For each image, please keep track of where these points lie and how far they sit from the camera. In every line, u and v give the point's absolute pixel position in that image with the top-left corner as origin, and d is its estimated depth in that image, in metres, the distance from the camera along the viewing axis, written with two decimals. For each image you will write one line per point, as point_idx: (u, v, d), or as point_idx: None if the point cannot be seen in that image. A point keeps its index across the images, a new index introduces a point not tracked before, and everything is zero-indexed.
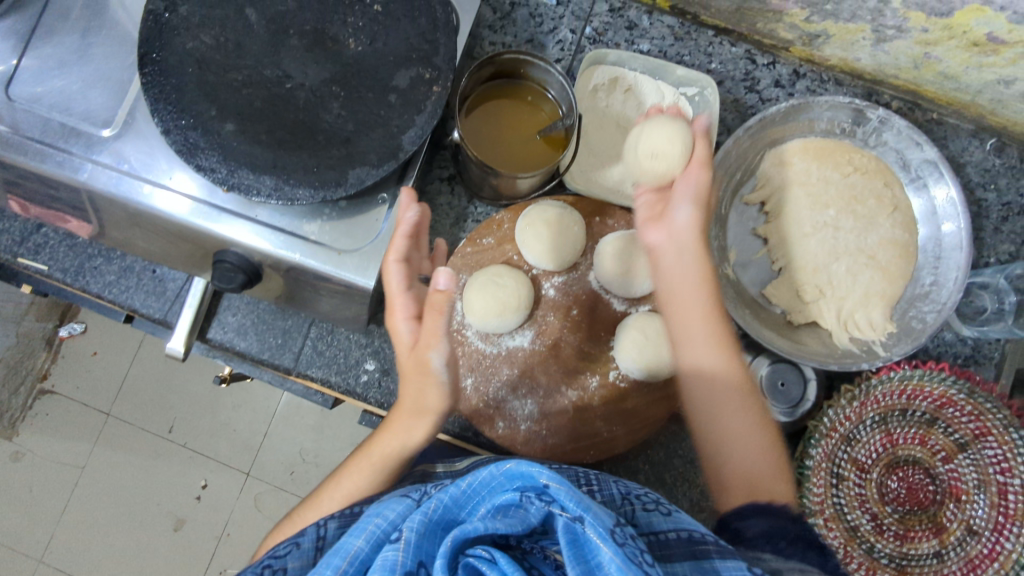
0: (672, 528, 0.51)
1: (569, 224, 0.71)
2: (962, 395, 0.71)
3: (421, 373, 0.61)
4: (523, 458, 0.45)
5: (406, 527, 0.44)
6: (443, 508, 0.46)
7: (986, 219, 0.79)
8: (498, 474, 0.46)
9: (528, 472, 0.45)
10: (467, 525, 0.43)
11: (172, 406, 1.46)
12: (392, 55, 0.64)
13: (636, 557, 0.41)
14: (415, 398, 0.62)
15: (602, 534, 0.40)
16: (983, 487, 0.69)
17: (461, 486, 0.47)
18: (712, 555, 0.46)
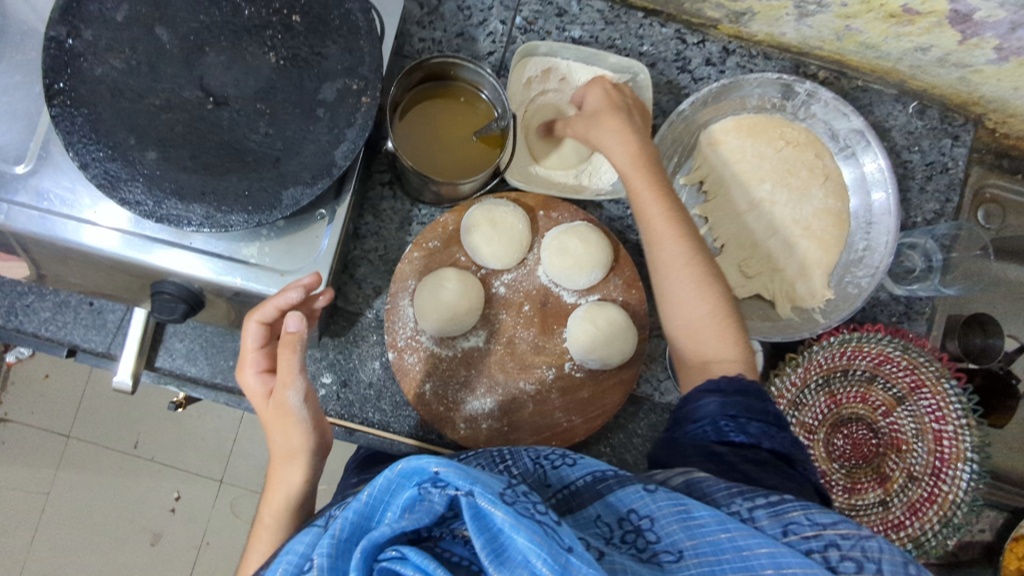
0: (580, 475, 0.51)
1: (509, 220, 0.71)
2: (898, 352, 0.75)
3: (279, 417, 0.59)
4: (411, 453, 0.41)
5: (315, 560, 0.39)
6: (349, 527, 0.42)
7: (911, 180, 0.82)
8: (389, 474, 0.42)
9: (418, 466, 0.41)
10: (374, 534, 0.40)
11: (132, 422, 1.42)
12: (316, 67, 0.63)
13: (530, 511, 0.39)
14: (280, 447, 0.59)
15: (493, 500, 0.39)
16: (920, 435, 0.75)
17: (361, 500, 0.42)
18: (614, 488, 0.49)
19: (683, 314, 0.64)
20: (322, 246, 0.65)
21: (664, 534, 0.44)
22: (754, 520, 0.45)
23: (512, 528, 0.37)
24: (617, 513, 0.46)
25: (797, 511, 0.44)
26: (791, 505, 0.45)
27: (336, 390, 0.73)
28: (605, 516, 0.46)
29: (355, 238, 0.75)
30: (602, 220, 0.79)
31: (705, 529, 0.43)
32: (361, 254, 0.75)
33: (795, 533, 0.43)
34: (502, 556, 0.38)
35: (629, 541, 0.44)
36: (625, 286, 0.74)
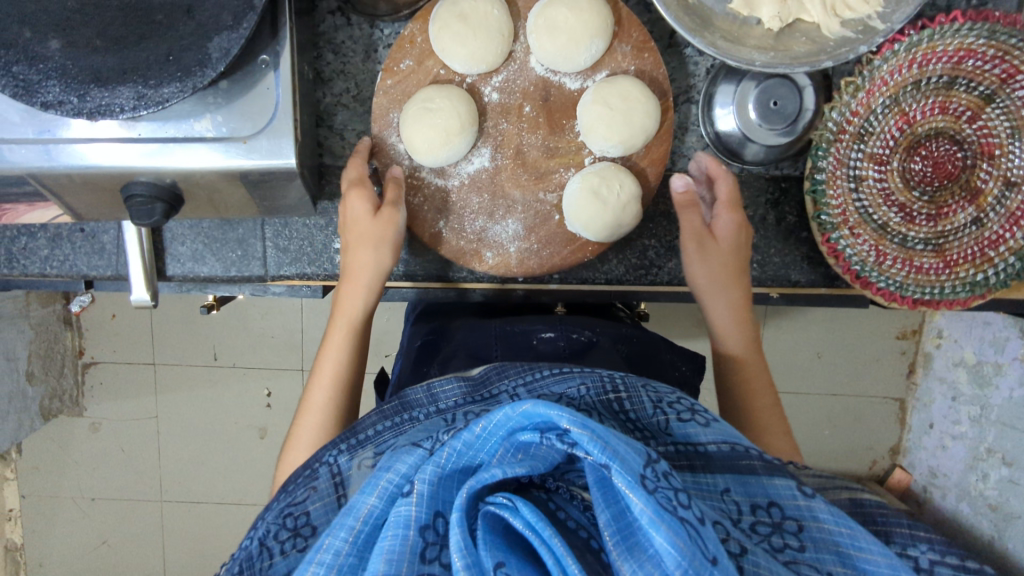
0: (713, 440, 0.45)
1: (487, 13, 0.60)
2: (982, 41, 0.63)
3: (377, 237, 0.61)
4: (541, 400, 0.39)
5: (419, 485, 0.40)
6: (457, 457, 0.41)
7: None
8: (512, 413, 0.40)
9: (547, 415, 0.39)
10: (485, 475, 0.39)
11: (205, 338, 1.47)
12: None
13: (671, 504, 0.36)
14: (364, 267, 0.62)
15: (632, 483, 0.36)
16: (1017, 132, 0.63)
17: (474, 431, 0.41)
18: (758, 471, 0.43)
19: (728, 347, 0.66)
20: (278, 99, 0.56)
21: (810, 545, 0.41)
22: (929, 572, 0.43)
23: (650, 521, 0.35)
24: (752, 496, 0.43)
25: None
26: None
27: None
28: (736, 493, 0.43)
29: (321, 83, 0.66)
30: None
31: (870, 565, 0.40)
32: (333, 101, 0.66)
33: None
34: (631, 545, 0.37)
35: (761, 534, 0.42)
36: (636, 48, 0.63)
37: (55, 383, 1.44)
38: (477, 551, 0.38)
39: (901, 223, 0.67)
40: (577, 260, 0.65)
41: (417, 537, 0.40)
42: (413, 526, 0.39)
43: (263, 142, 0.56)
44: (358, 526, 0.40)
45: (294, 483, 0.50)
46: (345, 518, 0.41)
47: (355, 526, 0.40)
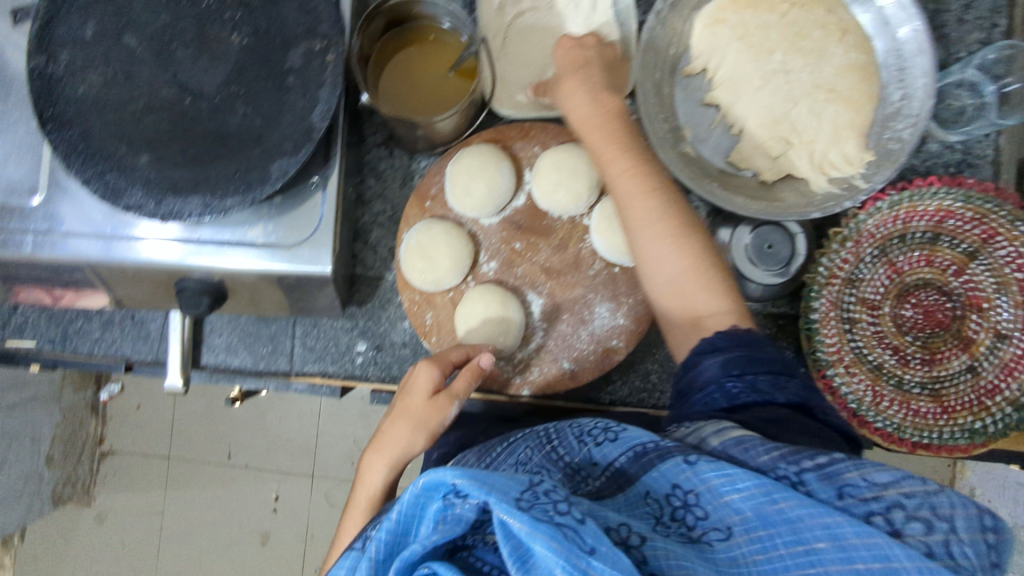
0: (621, 452, 0.51)
1: (431, 236, 0.68)
2: (959, 205, 0.69)
3: (413, 424, 0.60)
4: (428, 468, 0.43)
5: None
6: (386, 547, 0.45)
7: (947, 13, 0.72)
8: (415, 490, 0.44)
9: (438, 480, 0.42)
10: (407, 552, 0.42)
11: (222, 435, 1.51)
12: (280, 39, 0.61)
13: (548, 515, 0.39)
14: (395, 441, 0.60)
15: (507, 509, 0.39)
16: (1002, 288, 0.68)
17: (393, 518, 0.45)
18: (655, 462, 0.48)
19: (656, 260, 0.61)
20: (321, 213, 0.64)
21: (710, 508, 0.44)
22: (803, 483, 0.44)
23: (529, 535, 0.38)
24: (661, 486, 0.47)
25: (851, 472, 0.44)
26: (843, 466, 0.44)
27: (372, 355, 0.74)
28: (653, 492, 0.47)
29: (361, 203, 0.75)
30: None
31: (752, 501, 0.43)
32: (370, 219, 0.75)
33: (850, 496, 0.42)
34: (534, 566, 0.39)
35: (678, 519, 0.45)
36: (525, 139, 0.71)
37: (71, 469, 1.47)
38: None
39: (896, 365, 0.70)
40: (580, 376, 0.69)
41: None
42: None
43: (305, 249, 0.64)
44: None
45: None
46: None
47: None
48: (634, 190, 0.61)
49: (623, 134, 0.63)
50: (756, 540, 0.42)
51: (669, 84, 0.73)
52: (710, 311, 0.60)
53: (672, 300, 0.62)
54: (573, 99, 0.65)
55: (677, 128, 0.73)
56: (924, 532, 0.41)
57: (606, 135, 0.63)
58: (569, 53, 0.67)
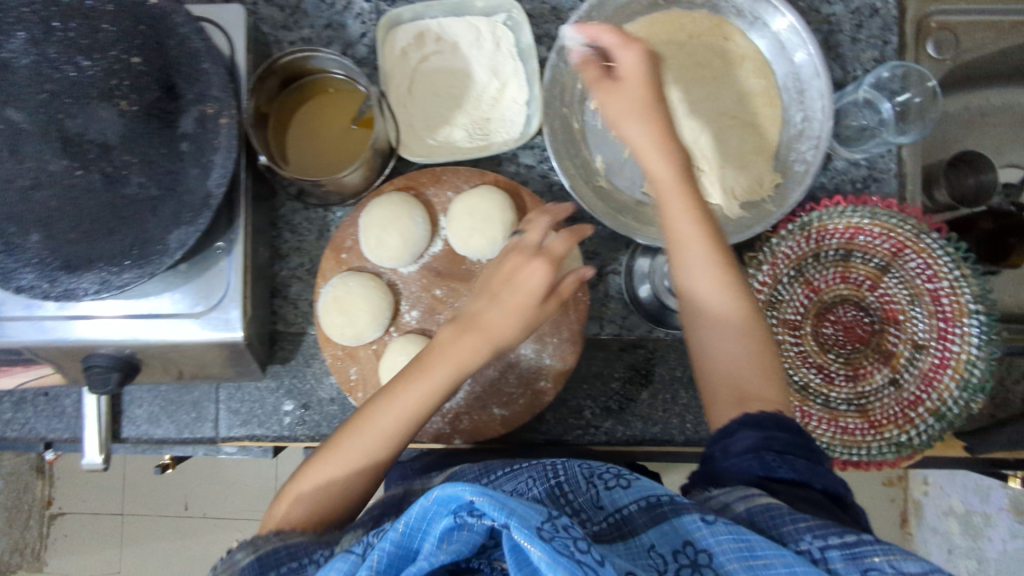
0: (632, 500, 0.49)
1: (348, 291, 0.67)
2: (868, 221, 0.70)
3: (447, 375, 0.56)
4: (447, 481, 0.42)
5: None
6: (386, 558, 0.42)
7: (841, 33, 0.75)
8: (427, 502, 0.42)
9: (456, 495, 0.41)
10: (413, 569, 0.40)
11: (176, 486, 1.46)
12: (169, 105, 0.59)
13: (569, 549, 0.38)
14: (419, 392, 0.55)
15: (528, 534, 0.38)
16: (915, 300, 0.70)
17: (398, 528, 0.43)
18: (670, 515, 0.46)
19: (716, 359, 0.58)
20: (229, 279, 0.62)
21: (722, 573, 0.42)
22: (825, 561, 0.41)
23: (549, 565, 0.37)
24: (672, 543, 0.44)
25: (878, 555, 0.40)
26: (871, 547, 0.41)
27: (300, 414, 0.72)
28: (659, 545, 0.44)
29: (278, 258, 0.73)
30: (520, 169, 0.74)
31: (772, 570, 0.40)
32: (289, 274, 0.73)
33: None
34: None
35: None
36: (438, 184, 0.71)
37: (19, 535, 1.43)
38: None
39: (821, 383, 0.71)
40: (511, 419, 0.69)
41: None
42: None
43: (214, 318, 0.62)
44: None
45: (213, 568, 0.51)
46: None
47: None
48: (734, 334, 0.57)
49: (698, 199, 0.56)
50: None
51: (579, 118, 0.74)
52: (762, 395, 0.56)
53: (721, 371, 0.58)
54: (629, 130, 0.55)
55: (590, 162, 0.73)
56: None
57: (683, 194, 0.55)
58: (595, 74, 0.57)
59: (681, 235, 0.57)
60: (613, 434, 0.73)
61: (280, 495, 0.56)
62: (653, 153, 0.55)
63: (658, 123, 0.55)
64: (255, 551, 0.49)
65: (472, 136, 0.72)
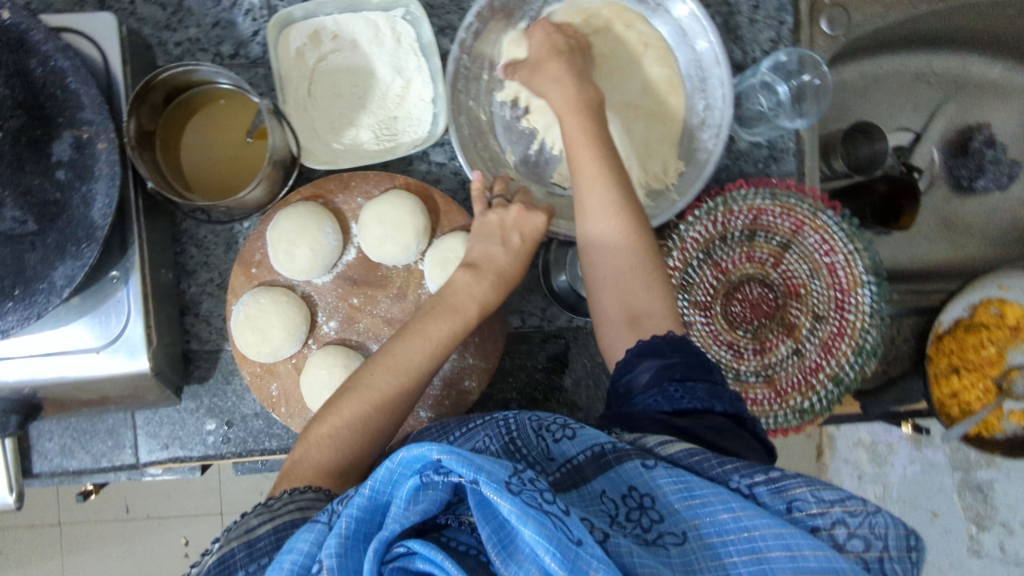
0: (581, 451, 0.49)
1: (260, 308, 0.65)
2: (768, 202, 0.74)
3: (445, 325, 0.61)
4: (410, 442, 0.41)
5: (325, 560, 0.40)
6: (354, 523, 0.42)
7: (739, 15, 0.77)
8: (391, 465, 0.42)
9: (420, 455, 0.41)
10: (384, 533, 0.40)
11: (116, 490, 1.43)
12: (40, 130, 0.54)
13: (537, 501, 0.38)
14: (409, 345, 0.60)
15: (496, 488, 0.38)
16: (814, 274, 0.74)
17: (364, 494, 0.42)
18: (614, 463, 0.47)
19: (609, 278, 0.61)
20: (130, 309, 0.60)
21: (667, 512, 0.43)
22: (755, 495, 0.44)
23: (518, 519, 0.37)
24: (619, 489, 0.45)
25: (801, 486, 0.43)
26: (793, 480, 0.44)
27: (224, 432, 0.71)
28: (609, 491, 0.45)
29: (185, 275, 0.70)
30: (431, 168, 0.73)
31: (709, 508, 0.42)
32: (198, 291, 0.70)
33: (800, 509, 0.42)
34: (512, 549, 0.39)
35: (633, 520, 0.43)
36: (346, 191, 0.69)
37: None
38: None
39: (732, 359, 0.75)
40: (438, 421, 0.69)
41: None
42: None
43: (116, 351, 0.59)
44: None
45: (219, 539, 0.50)
46: None
47: None
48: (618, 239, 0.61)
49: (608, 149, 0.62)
50: (709, 548, 0.40)
51: (487, 111, 0.72)
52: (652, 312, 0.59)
53: (620, 307, 0.61)
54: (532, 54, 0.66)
55: (499, 154, 0.73)
56: (863, 548, 0.41)
57: (578, 120, 0.62)
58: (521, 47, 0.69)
59: (567, 104, 0.63)
60: None
61: (287, 464, 0.56)
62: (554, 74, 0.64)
63: (564, 67, 0.64)
64: (272, 517, 0.49)
65: (380, 137, 0.70)
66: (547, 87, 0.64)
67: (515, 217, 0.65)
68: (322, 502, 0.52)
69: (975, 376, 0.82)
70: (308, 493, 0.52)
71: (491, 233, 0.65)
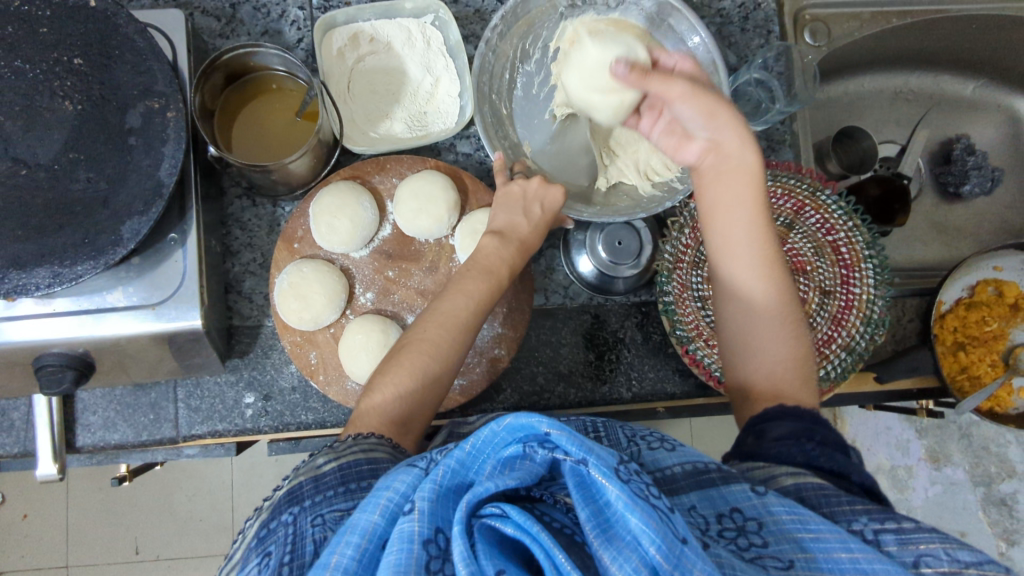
0: (677, 462, 0.50)
1: (303, 276, 0.69)
2: (769, 184, 0.80)
3: (484, 281, 0.64)
4: (522, 411, 0.42)
5: (419, 503, 0.41)
6: (449, 477, 0.43)
7: (731, 25, 0.85)
8: (498, 429, 0.43)
9: (530, 425, 0.42)
10: (479, 488, 0.40)
11: (126, 528, 1.39)
12: (116, 102, 0.61)
13: (644, 493, 0.39)
14: (459, 301, 0.63)
15: (606, 473, 0.39)
16: (818, 251, 0.79)
17: (465, 448, 0.43)
18: (718, 483, 0.47)
19: (751, 323, 0.62)
20: (185, 269, 0.64)
21: (772, 539, 0.42)
22: (879, 544, 0.42)
23: (626, 506, 0.38)
24: (716, 507, 0.46)
25: (934, 543, 0.41)
26: (927, 535, 0.42)
27: (262, 406, 0.73)
28: (701, 507, 0.46)
29: (230, 255, 0.75)
30: (459, 158, 0.79)
31: (824, 544, 0.41)
32: (241, 270, 0.75)
33: (929, 567, 0.41)
34: (610, 535, 0.39)
35: (729, 538, 0.43)
36: (383, 173, 0.75)
37: None
38: (478, 562, 0.38)
39: None
40: (470, 389, 0.72)
41: (422, 550, 0.39)
42: (416, 541, 0.39)
43: (171, 307, 0.63)
44: (362, 545, 0.40)
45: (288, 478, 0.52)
46: (346, 536, 0.40)
47: (359, 545, 0.40)
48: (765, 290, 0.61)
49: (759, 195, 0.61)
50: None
51: (508, 105, 0.80)
52: (795, 393, 0.58)
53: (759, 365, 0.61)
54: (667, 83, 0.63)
55: (517, 144, 0.80)
56: None
57: (745, 186, 0.61)
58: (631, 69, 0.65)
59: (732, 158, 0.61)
60: (567, 398, 0.77)
61: (353, 416, 0.58)
62: (722, 124, 0.61)
63: (737, 122, 0.61)
64: (337, 457, 0.51)
65: (413, 128, 0.77)
66: (669, 99, 0.63)
67: (535, 189, 0.70)
68: (386, 448, 0.53)
69: (982, 351, 0.86)
70: (371, 439, 0.53)
71: (513, 203, 0.70)
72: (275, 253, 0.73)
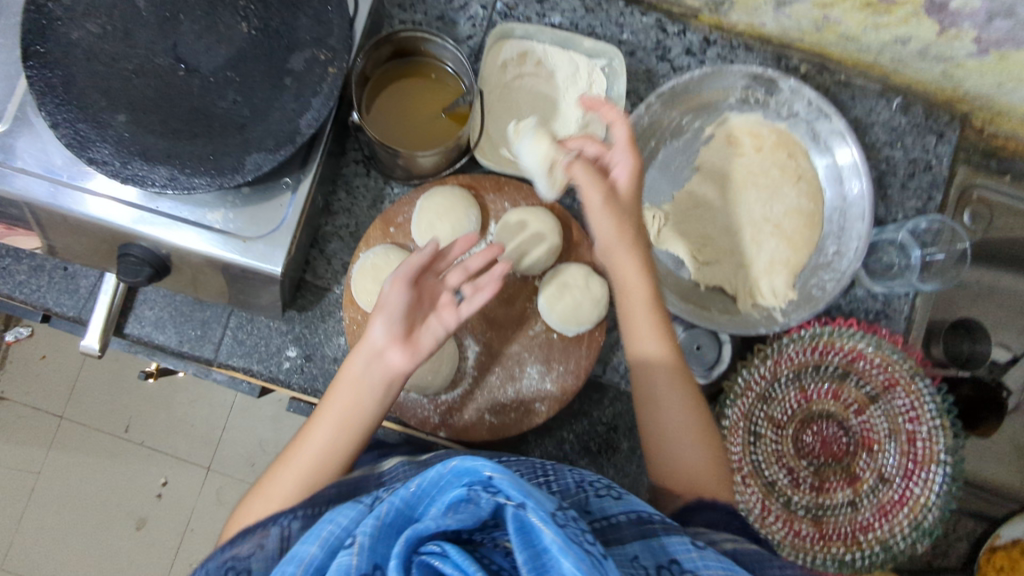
0: (622, 511, 0.52)
1: (387, 262, 0.69)
2: (871, 349, 0.74)
3: (344, 405, 0.57)
4: (468, 455, 0.44)
5: (357, 537, 0.43)
6: (393, 513, 0.45)
7: (892, 176, 0.82)
8: (444, 471, 0.45)
9: (473, 468, 0.44)
10: (420, 526, 0.43)
11: (125, 405, 1.40)
12: (287, 40, 0.63)
13: (579, 537, 0.41)
14: (353, 397, 0.57)
15: (545, 518, 0.41)
16: (892, 435, 0.73)
17: (410, 488, 0.46)
18: (660, 532, 0.49)
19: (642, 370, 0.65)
20: (286, 215, 0.65)
21: None
22: None
23: (560, 549, 0.40)
24: (658, 557, 0.48)
25: None
26: None
27: (300, 363, 0.73)
28: (644, 557, 0.48)
29: (327, 213, 0.76)
30: (573, 204, 0.79)
31: None
32: (332, 231, 0.75)
33: None
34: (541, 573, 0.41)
35: None
36: (498, 193, 0.74)
37: None
38: None
39: (788, 485, 0.74)
40: (500, 431, 0.70)
41: None
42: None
43: (259, 246, 0.64)
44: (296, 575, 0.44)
45: None
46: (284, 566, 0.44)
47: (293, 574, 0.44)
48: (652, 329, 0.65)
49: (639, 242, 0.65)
50: None
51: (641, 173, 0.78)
52: (690, 449, 0.62)
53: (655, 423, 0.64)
54: None
55: None
56: None
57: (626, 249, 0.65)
58: None
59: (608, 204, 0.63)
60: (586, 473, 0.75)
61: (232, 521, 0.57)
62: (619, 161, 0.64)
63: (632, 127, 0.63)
64: None
65: None
66: None
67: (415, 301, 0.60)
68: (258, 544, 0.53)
69: None
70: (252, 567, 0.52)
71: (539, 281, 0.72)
72: (369, 229, 0.73)
